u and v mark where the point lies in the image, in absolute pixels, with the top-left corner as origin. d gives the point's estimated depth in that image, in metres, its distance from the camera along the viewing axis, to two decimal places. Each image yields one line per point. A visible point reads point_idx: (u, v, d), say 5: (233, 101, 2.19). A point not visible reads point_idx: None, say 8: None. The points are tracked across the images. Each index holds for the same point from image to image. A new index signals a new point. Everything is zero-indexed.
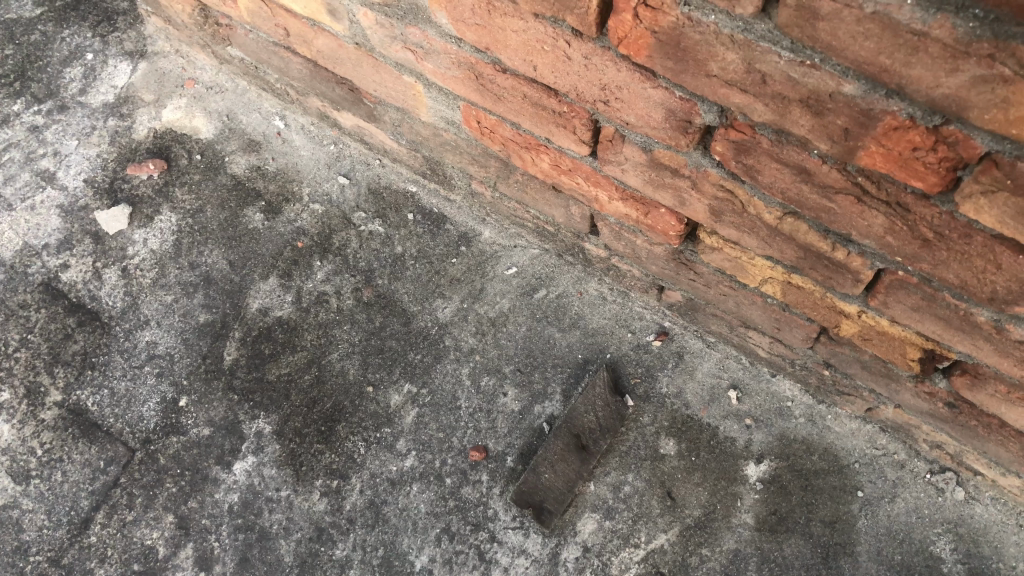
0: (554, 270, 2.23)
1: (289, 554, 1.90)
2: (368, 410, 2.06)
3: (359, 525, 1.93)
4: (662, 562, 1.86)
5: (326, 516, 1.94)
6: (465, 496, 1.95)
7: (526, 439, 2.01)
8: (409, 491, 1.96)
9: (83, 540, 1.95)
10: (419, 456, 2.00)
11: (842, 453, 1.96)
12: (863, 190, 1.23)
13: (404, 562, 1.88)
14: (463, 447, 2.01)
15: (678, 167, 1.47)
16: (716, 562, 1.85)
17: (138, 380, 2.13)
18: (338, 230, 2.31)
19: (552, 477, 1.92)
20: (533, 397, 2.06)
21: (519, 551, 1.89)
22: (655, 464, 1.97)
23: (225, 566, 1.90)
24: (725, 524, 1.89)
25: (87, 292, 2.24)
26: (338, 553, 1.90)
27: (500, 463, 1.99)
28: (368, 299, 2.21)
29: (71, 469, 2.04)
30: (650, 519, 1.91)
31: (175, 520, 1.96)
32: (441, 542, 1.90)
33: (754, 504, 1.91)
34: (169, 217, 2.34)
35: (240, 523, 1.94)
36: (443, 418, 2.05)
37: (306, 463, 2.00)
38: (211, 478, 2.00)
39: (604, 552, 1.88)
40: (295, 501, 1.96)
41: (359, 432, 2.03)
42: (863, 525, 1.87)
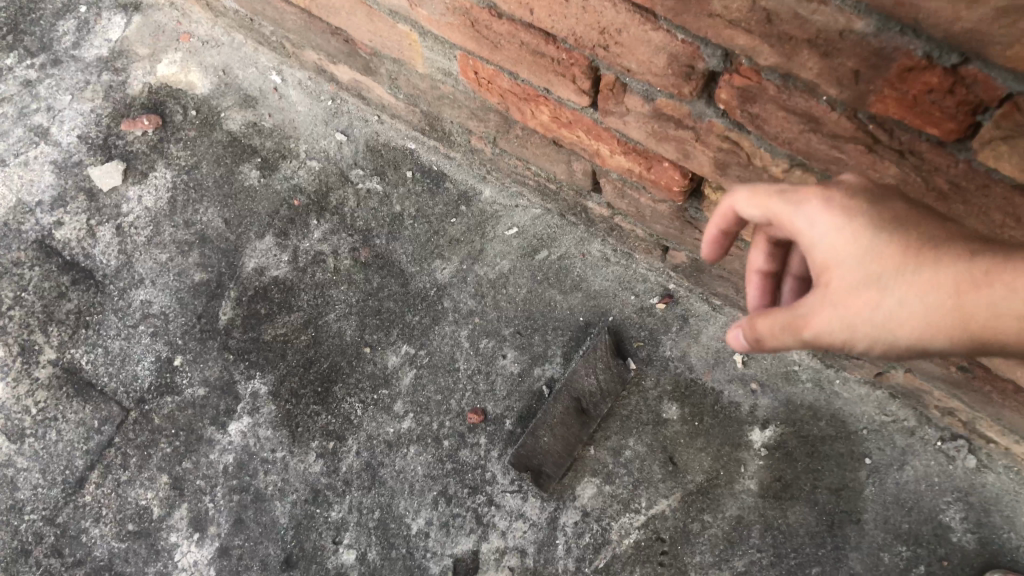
0: (556, 231, 2.13)
1: (285, 516, 1.94)
2: (365, 371, 2.04)
3: (355, 487, 1.95)
4: (663, 528, 1.86)
5: (322, 478, 1.96)
6: (463, 459, 1.95)
7: (525, 402, 1.99)
8: (406, 453, 1.97)
9: (78, 499, 1.99)
10: (416, 418, 1.99)
11: (851, 419, 1.91)
12: (874, 138, 1.17)
13: (400, 524, 1.91)
14: (461, 410, 1.99)
15: (681, 117, 1.41)
16: (718, 529, 1.84)
17: (132, 340, 2.11)
18: (336, 188, 2.22)
19: (551, 442, 1.91)
20: (533, 360, 2.02)
21: (517, 515, 1.90)
22: (656, 430, 1.94)
23: (220, 527, 1.94)
24: (728, 490, 1.87)
25: (81, 250, 2.20)
26: (334, 515, 1.93)
27: (498, 427, 1.97)
28: (366, 259, 2.14)
29: (66, 428, 2.06)
30: (652, 485, 1.89)
31: (169, 481, 1.99)
32: (438, 505, 1.92)
33: (758, 470, 1.88)
34: (164, 173, 2.28)
35: (235, 484, 1.97)
36: (441, 380, 2.02)
37: (303, 424, 2.01)
38: (206, 438, 2.02)
39: (604, 517, 1.88)
40: (291, 463, 1.98)
41: (355, 394, 2.02)
42: (871, 493, 1.84)
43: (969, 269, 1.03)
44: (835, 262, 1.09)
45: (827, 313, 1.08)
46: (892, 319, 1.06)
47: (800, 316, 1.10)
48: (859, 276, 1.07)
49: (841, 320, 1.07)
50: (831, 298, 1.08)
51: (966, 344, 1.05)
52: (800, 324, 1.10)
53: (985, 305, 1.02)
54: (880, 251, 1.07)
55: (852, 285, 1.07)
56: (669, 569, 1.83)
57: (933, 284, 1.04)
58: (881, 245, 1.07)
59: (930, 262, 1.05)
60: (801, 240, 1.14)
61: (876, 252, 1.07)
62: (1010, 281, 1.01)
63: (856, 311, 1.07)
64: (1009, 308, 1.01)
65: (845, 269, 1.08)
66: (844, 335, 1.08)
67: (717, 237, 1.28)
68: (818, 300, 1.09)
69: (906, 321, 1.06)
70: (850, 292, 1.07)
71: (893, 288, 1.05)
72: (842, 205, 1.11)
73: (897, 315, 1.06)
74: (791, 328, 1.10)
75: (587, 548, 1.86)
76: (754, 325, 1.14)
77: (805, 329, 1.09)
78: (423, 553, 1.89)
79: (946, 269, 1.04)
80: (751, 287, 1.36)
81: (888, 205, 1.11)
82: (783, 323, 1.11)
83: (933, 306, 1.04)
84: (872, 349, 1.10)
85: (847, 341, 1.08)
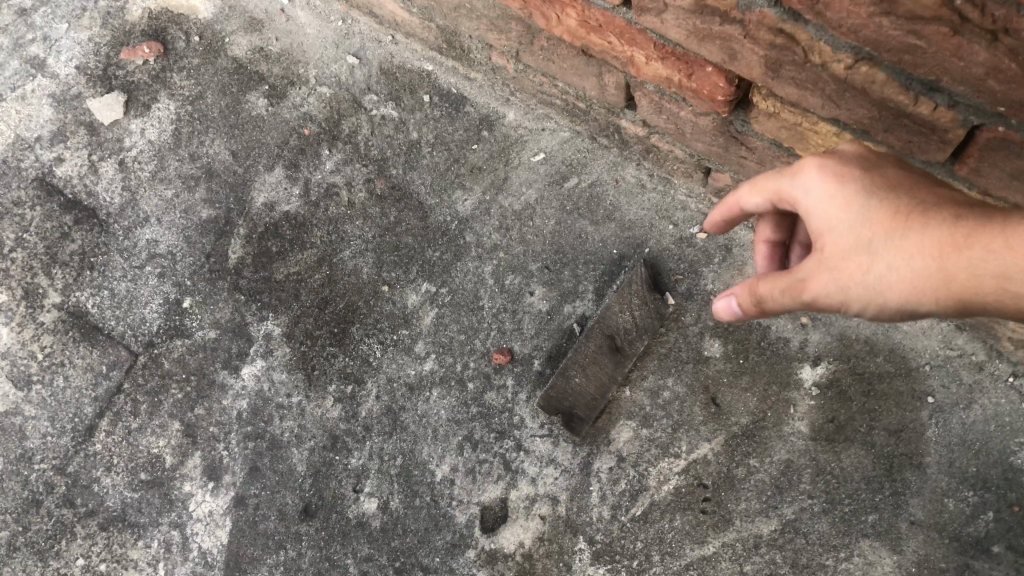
0: (587, 155, 1.94)
1: (302, 464, 1.84)
2: (384, 311, 1.91)
3: (376, 433, 1.84)
4: (704, 473, 1.74)
5: (340, 423, 1.85)
6: (489, 402, 1.83)
7: (554, 341, 1.85)
8: (429, 397, 1.85)
9: (87, 448, 1.91)
10: (438, 359, 1.87)
11: (911, 354, 1.73)
12: (960, 17, 0.99)
13: (424, 471, 1.81)
14: (486, 350, 1.86)
15: (726, 10, 1.22)
16: (765, 475, 1.72)
17: (140, 281, 2.00)
18: (348, 115, 2.06)
19: (582, 382, 1.78)
20: (563, 297, 1.87)
21: (547, 461, 1.79)
22: (697, 368, 1.79)
23: (235, 476, 1.85)
24: (776, 433, 1.74)
25: (83, 187, 2.08)
26: (354, 462, 1.83)
27: (526, 367, 1.85)
28: (381, 191, 1.99)
29: (73, 374, 1.96)
30: (693, 427, 1.77)
31: (182, 428, 1.90)
32: (463, 451, 1.81)
33: (809, 411, 1.74)
34: (167, 104, 2.14)
35: (249, 431, 1.88)
36: (464, 319, 1.88)
37: (319, 366, 1.89)
38: (218, 383, 1.92)
39: (641, 462, 1.77)
40: (307, 408, 1.87)
41: (374, 334, 1.90)
42: (934, 434, 1.69)
43: (951, 235, 1.13)
44: (829, 230, 1.21)
45: (822, 276, 1.19)
46: (881, 280, 1.16)
47: (800, 280, 1.20)
48: (849, 241, 1.19)
49: (836, 282, 1.18)
50: (826, 262, 1.20)
51: (950, 305, 1.14)
52: (799, 287, 1.20)
53: (965, 265, 1.11)
54: (868, 217, 1.18)
55: (845, 251, 1.19)
56: (711, 516, 1.72)
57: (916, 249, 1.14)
58: (869, 213, 1.19)
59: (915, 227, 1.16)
60: (802, 213, 1.26)
61: (864, 219, 1.18)
62: (988, 243, 1.10)
63: (848, 274, 1.18)
64: (986, 267, 1.10)
65: (838, 236, 1.20)
66: (840, 296, 1.18)
67: (720, 222, 1.44)
68: (815, 265, 1.21)
69: (895, 283, 1.15)
70: (843, 257, 1.19)
71: (880, 251, 1.16)
72: (837, 179, 1.22)
73: (885, 278, 1.16)
74: (792, 291, 1.20)
75: (622, 495, 1.75)
76: (757, 291, 1.25)
77: (803, 291, 1.20)
78: (449, 501, 1.79)
79: (929, 234, 1.14)
80: (761, 257, 1.51)
81: (879, 178, 1.23)
82: (784, 286, 1.21)
83: (917, 269, 1.14)
84: (868, 310, 1.20)
85: (842, 302, 1.19)
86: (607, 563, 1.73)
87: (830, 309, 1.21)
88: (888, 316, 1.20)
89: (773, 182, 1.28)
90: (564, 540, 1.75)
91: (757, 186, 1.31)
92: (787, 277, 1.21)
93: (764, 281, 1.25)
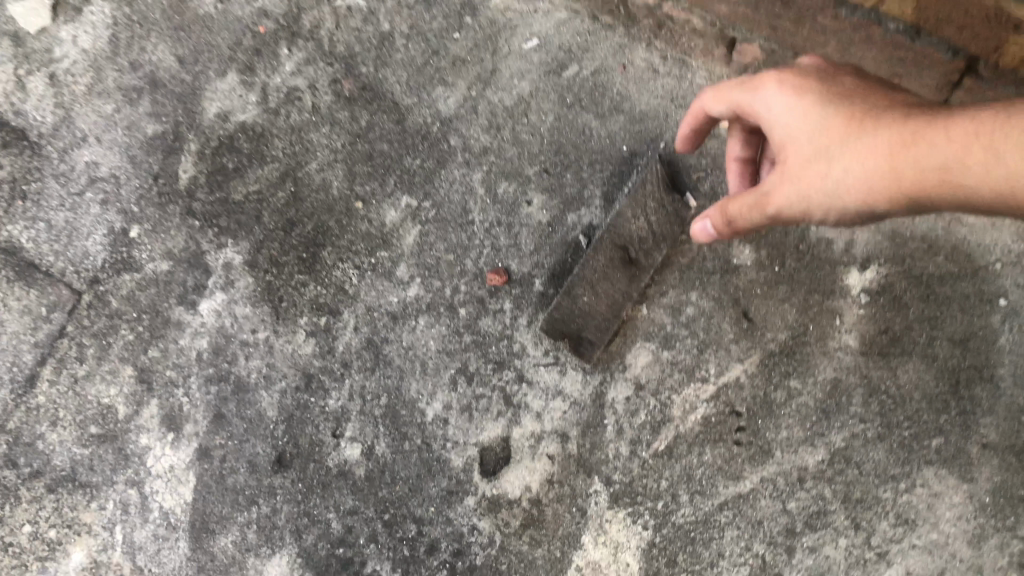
0: (588, 38, 1.65)
1: (273, 409, 1.60)
2: (360, 231, 1.65)
3: (356, 370, 1.59)
4: (738, 399, 1.50)
5: (315, 360, 1.61)
6: (485, 329, 1.58)
7: (558, 256, 1.60)
8: (415, 326, 1.60)
9: (29, 401, 1.67)
10: (424, 284, 1.61)
11: (978, 251, 1.46)
12: None
13: (413, 411, 1.56)
14: (478, 271, 1.61)
15: None
16: (809, 398, 1.48)
17: (80, 210, 1.74)
18: (308, 8, 1.77)
19: (592, 301, 1.53)
20: (566, 205, 1.61)
21: (554, 393, 1.54)
22: (726, 279, 1.53)
23: (197, 426, 1.62)
24: (820, 349, 1.49)
25: (10, 107, 1.78)
26: (332, 403, 1.59)
27: (526, 288, 1.59)
28: (351, 93, 1.72)
29: (9, 318, 1.71)
30: (722, 347, 1.52)
31: (135, 373, 1.66)
32: (457, 386, 1.57)
33: (858, 322, 1.49)
34: (103, 6, 1.81)
35: (212, 373, 1.64)
36: (451, 236, 1.63)
37: (287, 298, 1.64)
38: (173, 321, 1.67)
39: (662, 390, 1.52)
40: (276, 344, 1.62)
41: (349, 258, 1.64)
42: (1006, 342, 1.45)
43: (903, 132, 1.04)
44: (790, 141, 1.13)
45: (784, 189, 1.12)
46: (839, 186, 1.08)
47: (764, 195, 1.14)
48: (809, 149, 1.11)
49: (797, 193, 1.11)
50: (789, 174, 1.13)
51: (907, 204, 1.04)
52: (763, 202, 1.14)
53: (915, 162, 1.02)
54: (828, 124, 1.10)
55: (806, 160, 1.11)
56: (747, 449, 1.49)
57: (870, 150, 1.05)
58: (827, 119, 1.10)
59: (871, 128, 1.07)
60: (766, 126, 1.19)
61: (824, 125, 1.11)
62: (933, 134, 1.00)
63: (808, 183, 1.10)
64: (933, 162, 1.00)
65: (800, 145, 1.12)
66: (803, 207, 1.12)
67: (690, 134, 1.36)
68: (778, 178, 1.14)
69: (853, 187, 1.07)
70: (804, 166, 1.11)
71: (837, 155, 1.08)
72: (798, 88, 1.15)
73: (843, 184, 1.08)
74: (756, 206, 1.14)
75: (643, 428, 1.51)
76: (726, 211, 1.19)
77: (767, 205, 1.14)
78: (442, 443, 1.55)
79: (882, 134, 1.05)
80: (733, 175, 1.40)
81: (841, 83, 1.14)
82: (748, 203, 1.15)
83: (870, 171, 1.05)
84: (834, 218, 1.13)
85: (806, 212, 1.12)
86: (627, 506, 1.50)
87: (799, 220, 1.14)
88: (858, 220, 1.13)
89: (736, 95, 1.22)
90: (577, 482, 1.51)
91: (721, 101, 1.24)
92: (752, 193, 1.15)
93: (731, 200, 1.18)
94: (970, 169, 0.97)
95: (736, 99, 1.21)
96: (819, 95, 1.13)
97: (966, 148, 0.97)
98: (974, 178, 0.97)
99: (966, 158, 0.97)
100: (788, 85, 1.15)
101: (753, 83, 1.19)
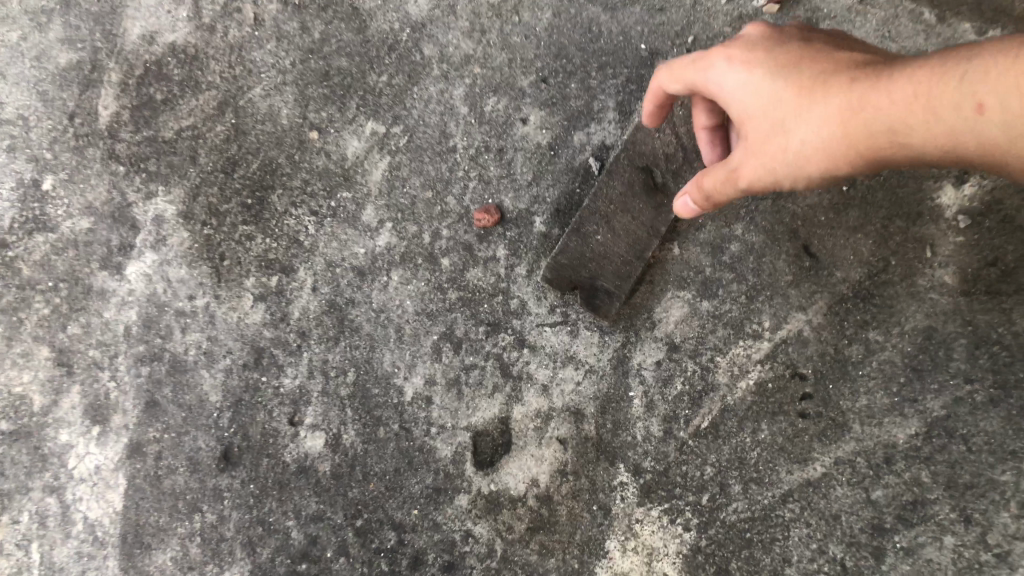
0: None
1: (216, 393, 1.29)
2: (316, 168, 1.32)
3: (315, 341, 1.27)
4: (801, 358, 1.17)
5: (265, 331, 1.29)
6: (474, 284, 1.26)
7: (563, 187, 1.27)
8: (387, 283, 1.27)
9: None
10: (396, 230, 1.29)
11: None
12: None
13: (388, 390, 1.25)
14: (464, 211, 1.28)
15: None
16: (895, 353, 1.15)
17: None
18: None
19: (607, 240, 1.20)
20: (571, 121, 1.28)
21: (564, 359, 1.22)
22: (780, 207, 1.18)
23: (127, 417, 1.31)
24: (907, 290, 1.15)
25: None
26: (287, 383, 1.27)
27: (524, 230, 1.26)
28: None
29: None
30: (778, 293, 1.18)
31: (53, 355, 1.34)
32: (442, 355, 1.24)
33: (955, 252, 1.13)
34: None
35: (143, 351, 1.33)
36: (428, 169, 1.30)
37: (229, 255, 1.32)
38: (96, 290, 1.36)
39: (702, 350, 1.20)
40: (217, 313, 1.31)
41: (303, 203, 1.32)
42: None
43: (857, 90, 0.86)
44: (748, 110, 0.94)
45: (752, 162, 0.93)
46: (813, 149, 0.89)
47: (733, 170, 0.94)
48: (769, 117, 0.92)
49: (766, 164, 0.92)
50: (756, 145, 0.93)
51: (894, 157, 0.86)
52: (732, 177, 0.94)
53: (874, 123, 0.85)
54: (776, 86, 0.92)
55: (760, 131, 0.92)
56: (816, 423, 1.16)
57: (842, 106, 0.87)
58: (788, 81, 0.91)
59: (830, 88, 0.89)
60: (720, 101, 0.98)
61: (786, 86, 0.91)
62: (887, 89, 0.84)
63: (766, 156, 0.91)
64: (902, 118, 0.83)
65: (760, 112, 0.92)
66: (776, 179, 0.92)
67: (654, 112, 1.08)
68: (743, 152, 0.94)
69: (827, 149, 0.89)
70: (767, 137, 0.92)
71: (804, 118, 0.89)
72: (742, 52, 0.96)
73: (813, 150, 0.89)
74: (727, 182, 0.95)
75: (679, 401, 1.19)
76: (700, 189, 0.98)
77: (732, 182, 0.94)
78: (425, 429, 1.23)
79: (836, 93, 0.88)
80: (704, 145, 1.10)
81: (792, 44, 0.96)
82: (719, 180, 0.95)
83: (830, 137, 0.88)
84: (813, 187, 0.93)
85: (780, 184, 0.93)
86: (663, 502, 1.17)
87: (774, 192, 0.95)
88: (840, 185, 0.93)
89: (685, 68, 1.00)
90: (597, 473, 1.19)
91: (670, 76, 1.01)
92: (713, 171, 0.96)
93: (703, 177, 0.98)
94: (929, 125, 0.82)
95: (682, 74, 1.00)
96: (765, 57, 0.95)
97: (932, 101, 0.81)
98: (939, 135, 0.82)
99: (923, 114, 0.81)
100: (728, 49, 0.96)
101: (689, 54, 0.99)
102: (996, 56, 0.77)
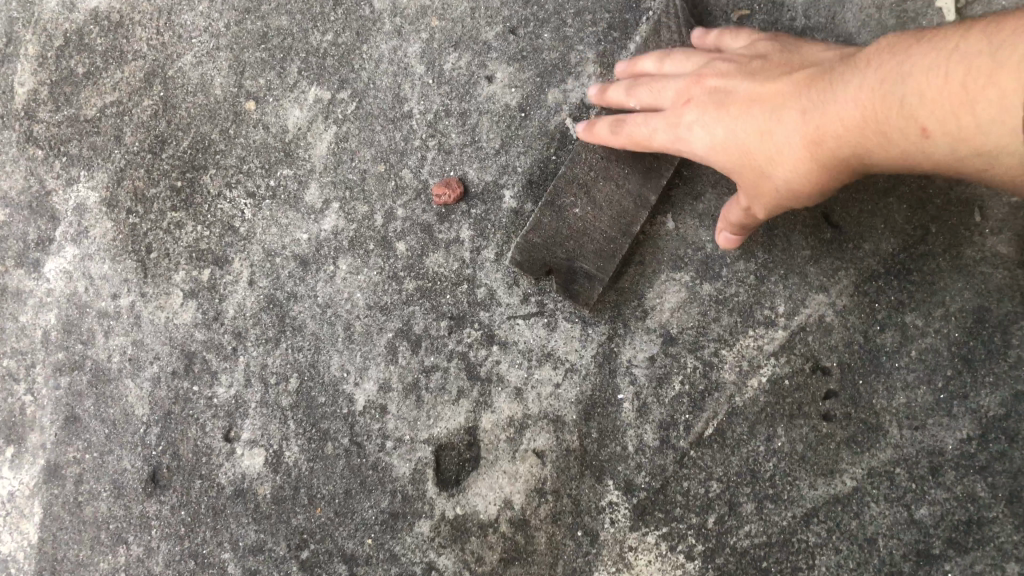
0: None
1: (143, 405, 1.11)
2: (253, 143, 1.14)
3: (253, 343, 1.10)
4: (822, 350, 1.00)
5: (196, 333, 1.11)
6: (432, 271, 1.07)
7: (536, 155, 1.08)
8: (333, 273, 1.09)
9: None
10: (344, 211, 1.10)
11: None
12: None
13: (337, 399, 1.07)
14: (422, 187, 1.09)
15: None
16: (938, 340, 0.98)
17: None
18: None
19: (591, 214, 1.01)
20: (543, 77, 1.09)
21: (541, 357, 1.03)
22: None
23: (45, 435, 1.12)
24: (951, 265, 0.98)
25: None
26: (222, 393, 1.09)
27: (491, 207, 1.08)
28: None
29: None
30: (795, 271, 1.01)
31: None
32: (399, 356, 1.06)
33: (1010, 216, 0.96)
34: None
35: (61, 360, 1.13)
36: (381, 139, 1.11)
37: (156, 246, 1.14)
38: (11, 290, 1.15)
39: (703, 343, 1.02)
40: (143, 313, 1.13)
41: (239, 184, 1.13)
42: None
43: (814, 120, 0.81)
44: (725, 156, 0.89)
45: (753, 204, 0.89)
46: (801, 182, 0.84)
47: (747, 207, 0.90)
48: (747, 162, 0.87)
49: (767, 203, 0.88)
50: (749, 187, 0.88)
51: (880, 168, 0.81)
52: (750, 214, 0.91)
53: (844, 153, 0.80)
54: (743, 132, 0.87)
55: (744, 181, 0.88)
56: (844, 427, 0.98)
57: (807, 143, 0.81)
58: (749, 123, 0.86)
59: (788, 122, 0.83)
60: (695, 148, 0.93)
61: (750, 129, 0.86)
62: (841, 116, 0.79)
63: (760, 196, 0.87)
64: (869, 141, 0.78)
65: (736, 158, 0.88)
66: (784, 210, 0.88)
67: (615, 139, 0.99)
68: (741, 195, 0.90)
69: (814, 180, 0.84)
70: (753, 180, 0.87)
71: (776, 160, 0.84)
72: (698, 105, 0.91)
73: (800, 185, 0.84)
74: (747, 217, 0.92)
75: (677, 403, 1.01)
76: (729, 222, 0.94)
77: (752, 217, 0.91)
78: (380, 444, 1.05)
79: (797, 126, 0.82)
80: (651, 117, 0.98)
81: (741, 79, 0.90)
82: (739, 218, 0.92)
83: (812, 168, 0.82)
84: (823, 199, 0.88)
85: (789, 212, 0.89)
86: (660, 526, 0.99)
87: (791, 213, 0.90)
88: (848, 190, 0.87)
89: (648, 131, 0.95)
90: (581, 492, 1.01)
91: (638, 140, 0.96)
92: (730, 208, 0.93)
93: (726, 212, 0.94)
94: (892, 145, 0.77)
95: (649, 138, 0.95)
96: (722, 103, 0.90)
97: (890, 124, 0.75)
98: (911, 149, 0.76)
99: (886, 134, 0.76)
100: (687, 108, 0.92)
101: (649, 120, 0.95)
102: (937, 72, 0.71)
